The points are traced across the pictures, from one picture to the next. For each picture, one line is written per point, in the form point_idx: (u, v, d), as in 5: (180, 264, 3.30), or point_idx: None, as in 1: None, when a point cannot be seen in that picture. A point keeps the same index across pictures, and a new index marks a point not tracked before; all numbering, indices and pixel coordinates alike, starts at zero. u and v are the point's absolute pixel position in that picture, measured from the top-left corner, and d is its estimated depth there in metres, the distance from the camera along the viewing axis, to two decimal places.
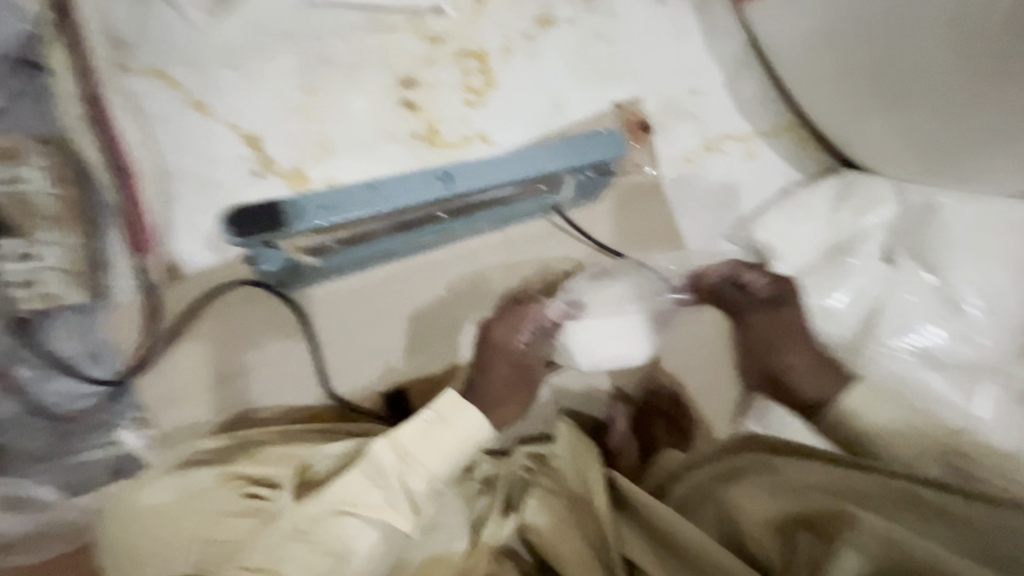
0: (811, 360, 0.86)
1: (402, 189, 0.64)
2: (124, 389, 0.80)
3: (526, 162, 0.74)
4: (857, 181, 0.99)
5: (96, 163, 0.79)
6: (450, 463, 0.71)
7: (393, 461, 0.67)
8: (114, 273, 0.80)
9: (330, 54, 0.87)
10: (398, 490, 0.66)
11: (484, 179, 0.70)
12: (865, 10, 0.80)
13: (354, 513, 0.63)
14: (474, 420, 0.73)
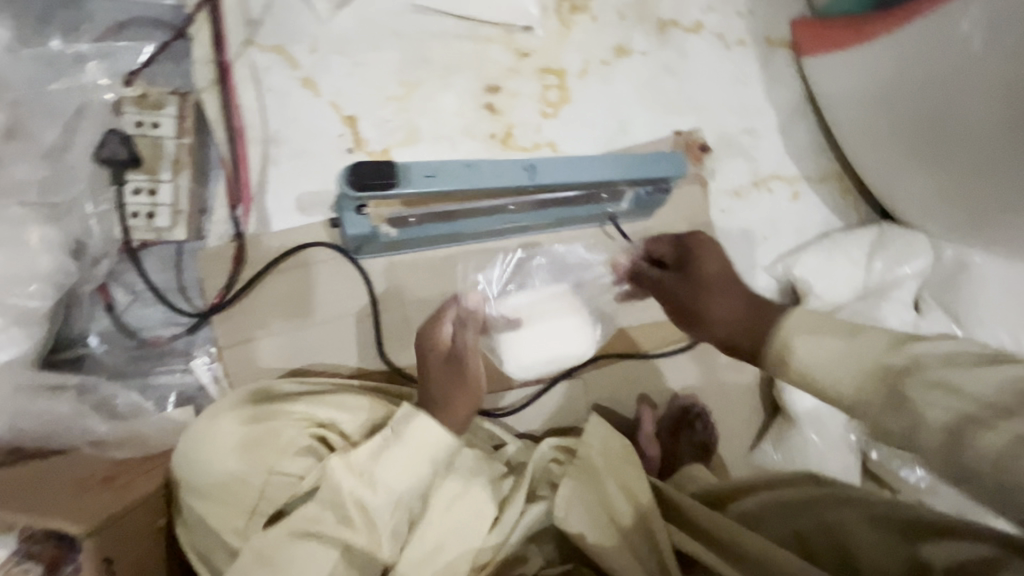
0: (734, 305, 0.68)
1: (494, 173, 0.72)
2: (204, 323, 0.88)
3: (601, 167, 0.81)
4: (894, 233, 1.05)
5: (215, 120, 0.89)
6: (410, 475, 0.69)
7: (354, 489, 0.66)
8: (211, 220, 0.89)
9: (429, 55, 0.98)
10: (354, 511, 0.66)
11: (565, 177, 0.77)
12: (920, 67, 0.89)
13: (314, 535, 0.65)
14: (426, 427, 0.70)
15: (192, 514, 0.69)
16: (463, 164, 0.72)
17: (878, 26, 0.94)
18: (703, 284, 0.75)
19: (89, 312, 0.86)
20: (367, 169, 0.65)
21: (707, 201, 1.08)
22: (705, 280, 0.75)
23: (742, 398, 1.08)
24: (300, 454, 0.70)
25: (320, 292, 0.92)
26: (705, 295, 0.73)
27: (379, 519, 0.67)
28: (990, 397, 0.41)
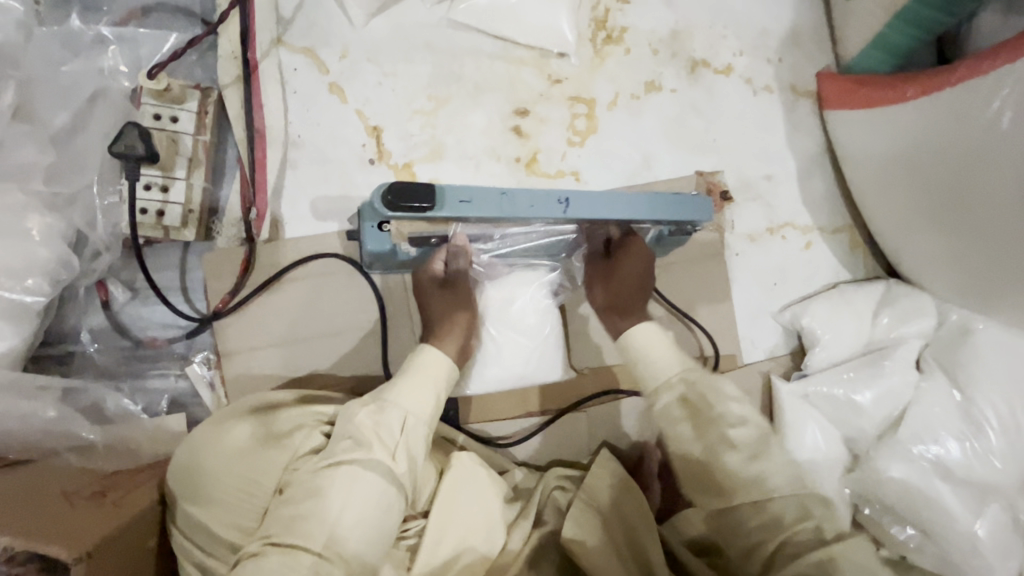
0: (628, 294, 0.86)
1: (528, 205, 0.72)
2: (205, 328, 0.85)
3: (631, 206, 0.80)
4: (901, 290, 1.06)
5: (236, 120, 0.86)
6: (425, 398, 0.72)
7: (363, 414, 0.68)
8: (221, 222, 0.87)
9: (460, 72, 0.96)
10: (371, 434, 0.66)
11: (598, 212, 0.77)
12: (942, 136, 0.89)
13: (345, 464, 0.63)
14: (433, 355, 0.75)
15: (193, 531, 0.65)
16: (500, 193, 0.72)
17: (907, 87, 0.95)
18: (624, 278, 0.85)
19: (84, 307, 0.82)
20: (403, 189, 0.66)
21: (722, 243, 1.09)
22: (613, 267, 0.86)
23: None
24: (300, 434, 0.69)
25: (331, 302, 0.89)
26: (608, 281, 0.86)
27: (394, 441, 0.67)
28: (730, 412, 0.73)
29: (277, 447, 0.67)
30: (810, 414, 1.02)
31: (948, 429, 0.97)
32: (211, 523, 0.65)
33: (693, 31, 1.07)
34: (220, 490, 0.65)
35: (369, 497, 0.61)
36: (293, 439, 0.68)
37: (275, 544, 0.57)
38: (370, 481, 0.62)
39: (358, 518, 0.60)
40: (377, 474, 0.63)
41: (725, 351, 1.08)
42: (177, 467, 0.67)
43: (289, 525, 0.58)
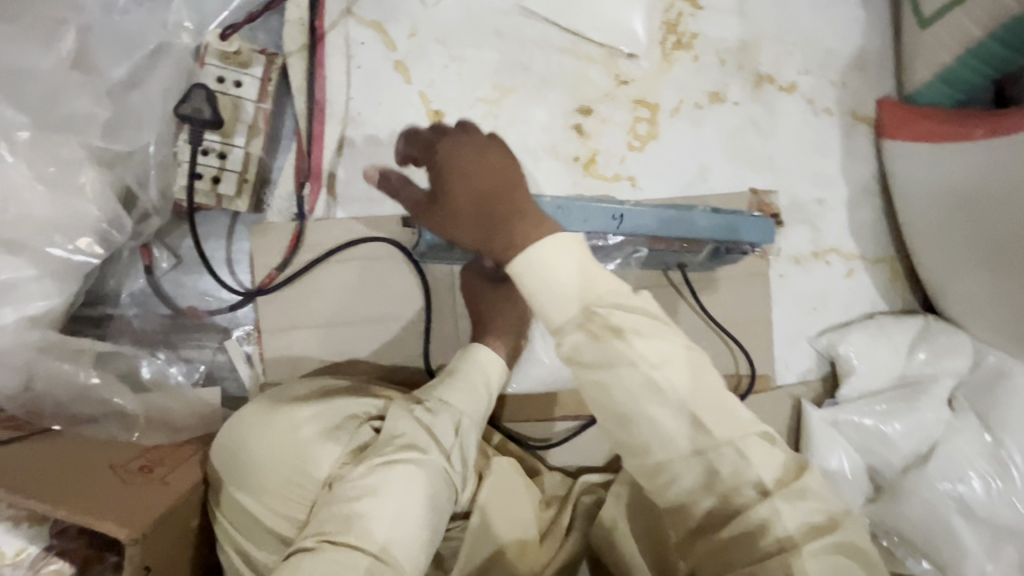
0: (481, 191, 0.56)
1: (581, 220, 0.73)
2: (248, 303, 0.82)
3: (684, 226, 0.80)
4: (940, 327, 1.07)
5: (297, 91, 0.83)
6: (475, 400, 0.71)
7: (417, 412, 0.66)
8: (273, 194, 0.83)
9: (529, 63, 0.93)
10: (422, 434, 0.64)
11: (648, 230, 0.77)
12: (1003, 182, 0.88)
13: (402, 462, 0.61)
14: (485, 355, 0.75)
15: (239, 513, 0.64)
16: (554, 204, 0.72)
17: (982, 124, 0.92)
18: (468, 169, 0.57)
19: (126, 269, 0.79)
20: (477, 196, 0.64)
21: (768, 265, 1.07)
22: (491, 144, 0.58)
23: None
24: (351, 427, 0.68)
25: (377, 287, 0.86)
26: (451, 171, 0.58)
27: (448, 443, 0.65)
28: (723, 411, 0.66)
29: (328, 439, 0.66)
30: (838, 441, 1.03)
31: (975, 467, 0.98)
32: (257, 510, 0.63)
33: (763, 45, 1.05)
34: (270, 478, 0.63)
35: (424, 498, 0.59)
36: (343, 432, 0.67)
37: (332, 541, 0.55)
38: (426, 482, 0.61)
39: (415, 517, 0.58)
40: (432, 475, 0.61)
41: (760, 370, 1.07)
42: (218, 457, 0.65)
43: (342, 523, 0.56)
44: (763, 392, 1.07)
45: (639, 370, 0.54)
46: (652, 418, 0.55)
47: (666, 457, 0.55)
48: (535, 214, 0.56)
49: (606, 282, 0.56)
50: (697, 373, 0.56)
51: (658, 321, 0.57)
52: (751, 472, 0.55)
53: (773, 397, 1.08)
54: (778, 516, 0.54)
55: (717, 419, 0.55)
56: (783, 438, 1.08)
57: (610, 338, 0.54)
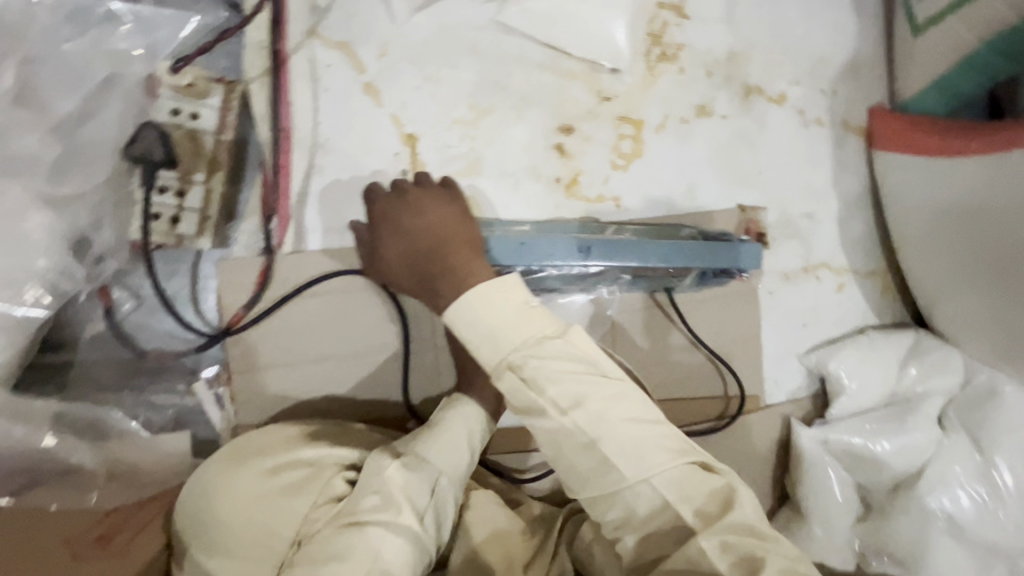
0: (409, 254, 0.70)
1: (548, 255, 0.77)
2: (215, 344, 0.79)
3: (657, 254, 0.81)
4: (931, 343, 1.05)
5: (260, 119, 0.79)
6: (457, 457, 0.67)
7: (393, 469, 0.63)
8: (240, 229, 0.79)
9: (506, 81, 0.89)
10: (397, 491, 0.62)
11: (620, 259, 0.80)
12: (997, 199, 0.85)
13: (375, 524, 0.58)
14: (468, 409, 0.72)
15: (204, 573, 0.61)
16: (518, 242, 0.76)
17: (972, 139, 0.89)
18: (402, 237, 0.71)
19: (84, 314, 0.75)
20: (435, 257, 0.68)
21: (756, 282, 1.04)
22: (416, 200, 0.73)
23: (757, 482, 1.06)
24: (322, 478, 0.65)
25: (353, 322, 0.83)
26: (389, 238, 0.72)
27: (423, 504, 0.62)
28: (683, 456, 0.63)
29: (298, 493, 0.63)
30: (828, 462, 1.01)
31: (964, 485, 0.97)
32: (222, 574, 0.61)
33: (752, 54, 1.01)
34: (237, 539, 0.61)
35: (393, 565, 0.56)
36: (314, 484, 0.64)
37: None
38: (395, 548, 0.57)
39: None
40: (402, 540, 0.58)
41: (749, 391, 1.05)
42: (186, 511, 0.64)
43: None
44: (752, 413, 1.04)
45: (550, 418, 0.57)
46: (571, 463, 0.57)
47: (592, 497, 0.57)
48: (458, 272, 0.66)
49: (521, 330, 0.59)
50: (606, 413, 0.56)
51: (581, 365, 0.58)
52: (670, 512, 0.54)
53: (762, 417, 1.06)
54: (706, 557, 0.51)
55: (631, 459, 0.55)
56: (771, 457, 1.07)
57: (524, 387, 0.57)
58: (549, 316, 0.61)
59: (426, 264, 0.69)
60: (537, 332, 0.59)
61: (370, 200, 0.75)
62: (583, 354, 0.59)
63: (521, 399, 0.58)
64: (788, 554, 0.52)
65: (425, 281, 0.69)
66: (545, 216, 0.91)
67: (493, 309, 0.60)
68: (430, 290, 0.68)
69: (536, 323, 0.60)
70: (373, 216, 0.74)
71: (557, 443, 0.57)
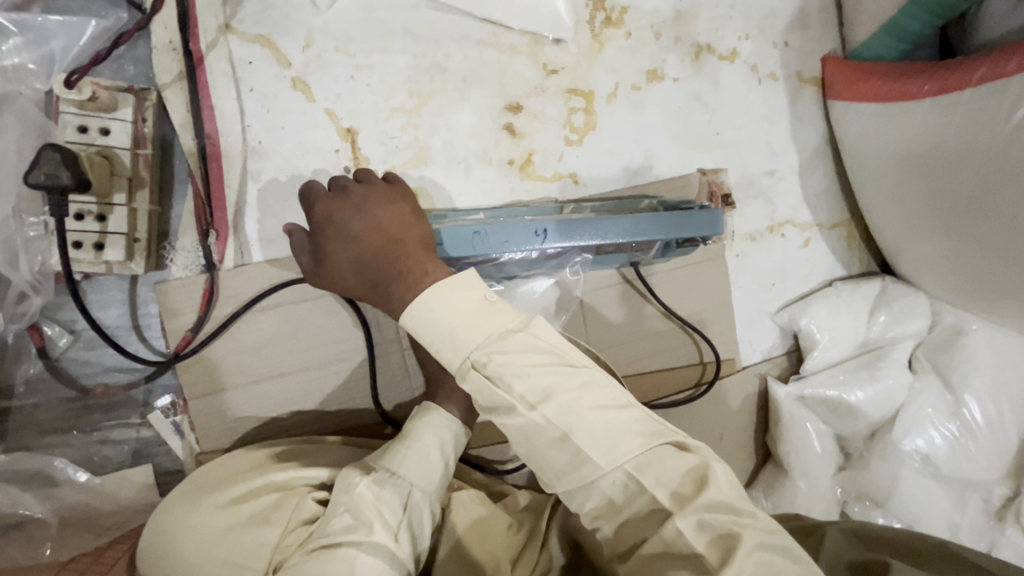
0: (354, 258, 0.65)
1: (504, 242, 0.73)
2: (164, 371, 0.75)
3: (618, 230, 0.79)
4: (897, 289, 1.06)
5: (182, 127, 0.74)
6: (429, 466, 0.67)
7: (364, 485, 0.62)
8: (175, 248, 0.75)
9: (445, 63, 0.84)
10: (369, 509, 0.60)
11: (579, 239, 0.77)
12: (957, 146, 0.84)
13: (351, 543, 0.57)
14: (441, 416, 0.72)
15: None
16: (472, 231, 0.73)
17: (928, 81, 0.87)
18: (344, 239, 0.65)
19: (18, 355, 0.71)
20: (385, 259, 0.64)
21: (723, 246, 1.03)
22: (360, 197, 0.67)
23: (737, 443, 1.07)
24: (292, 503, 0.62)
25: (310, 334, 0.79)
26: (331, 240, 0.66)
27: (396, 519, 0.61)
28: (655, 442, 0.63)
29: (268, 521, 0.61)
30: (804, 415, 1.02)
31: (937, 424, 1.00)
32: None
33: (698, 12, 0.98)
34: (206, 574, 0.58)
35: None
36: (283, 511, 0.62)
37: None
38: (369, 567, 0.56)
39: None
40: (378, 557, 0.57)
41: (724, 355, 1.05)
42: (153, 550, 0.61)
43: None
44: (728, 376, 1.05)
45: (518, 415, 0.54)
46: (543, 458, 0.54)
47: (569, 490, 0.55)
48: (414, 273, 0.62)
49: (482, 327, 0.56)
50: (576, 403, 0.54)
51: (546, 357, 0.55)
52: (646, 497, 0.52)
53: (739, 380, 1.06)
54: (683, 538, 0.49)
55: (604, 447, 0.53)
56: (751, 417, 1.07)
57: (489, 384, 0.54)
58: (510, 308, 0.58)
59: (374, 267, 0.64)
60: (500, 328, 0.56)
61: (308, 200, 0.69)
62: (549, 345, 0.56)
63: (487, 398, 0.55)
64: (767, 527, 0.51)
65: (375, 285, 0.64)
66: (502, 201, 0.88)
67: (459, 307, 0.57)
68: (382, 295, 0.64)
69: (497, 318, 0.57)
70: (311, 219, 0.68)
71: (528, 439, 0.54)
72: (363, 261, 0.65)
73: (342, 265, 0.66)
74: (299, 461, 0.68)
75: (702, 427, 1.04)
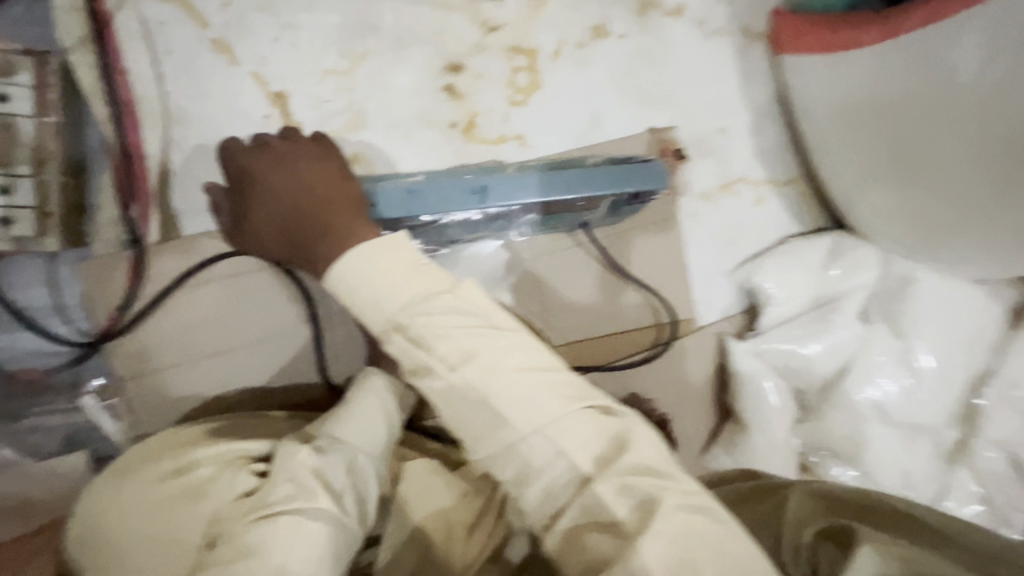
0: (278, 216, 0.65)
1: (440, 201, 0.72)
2: (93, 352, 0.71)
3: (561, 187, 0.77)
4: (850, 242, 1.07)
5: (93, 93, 0.69)
6: (372, 431, 0.66)
7: (305, 453, 0.61)
8: (96, 222, 0.71)
9: (377, 22, 0.81)
10: (312, 477, 0.59)
11: (518, 197, 0.75)
12: (908, 92, 0.83)
13: (293, 510, 0.56)
14: (379, 382, 0.71)
15: None
16: (407, 191, 0.72)
17: (869, 29, 0.87)
18: (265, 194, 0.65)
19: None
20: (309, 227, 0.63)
21: (676, 203, 1.03)
22: (282, 152, 0.66)
23: (696, 404, 1.07)
24: (228, 476, 0.61)
25: (247, 308, 0.76)
26: (252, 199, 0.66)
27: (341, 483, 0.60)
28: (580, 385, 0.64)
29: (201, 495, 0.59)
30: (764, 371, 1.03)
31: (887, 373, 1.02)
32: None
33: None
34: (137, 554, 0.56)
35: (314, 549, 0.54)
36: (217, 485, 0.60)
37: None
38: (313, 534, 0.55)
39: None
40: (322, 522, 0.56)
41: (681, 315, 1.05)
42: (83, 535, 0.59)
43: None
44: (684, 336, 1.05)
45: (439, 377, 0.54)
46: (465, 423, 0.54)
47: (491, 454, 0.53)
48: (338, 235, 0.60)
49: (409, 287, 0.55)
50: (498, 365, 0.53)
51: (470, 319, 0.54)
52: (564, 461, 0.52)
53: (696, 340, 1.07)
54: (602, 501, 0.50)
55: (523, 410, 0.52)
56: (711, 376, 1.08)
57: (412, 347, 0.54)
58: (439, 269, 0.57)
59: (298, 227, 0.63)
60: (427, 290, 0.55)
61: (225, 153, 0.67)
62: (478, 310, 0.55)
63: (410, 359, 0.55)
64: (686, 489, 0.51)
65: (303, 247, 0.63)
66: (446, 164, 0.85)
67: (382, 265, 0.56)
68: (308, 257, 0.63)
69: (423, 280, 0.56)
70: (232, 173, 0.67)
71: (450, 404, 0.54)
72: (287, 225, 0.65)
73: (268, 225, 0.66)
74: (237, 437, 0.66)
75: (660, 389, 1.05)
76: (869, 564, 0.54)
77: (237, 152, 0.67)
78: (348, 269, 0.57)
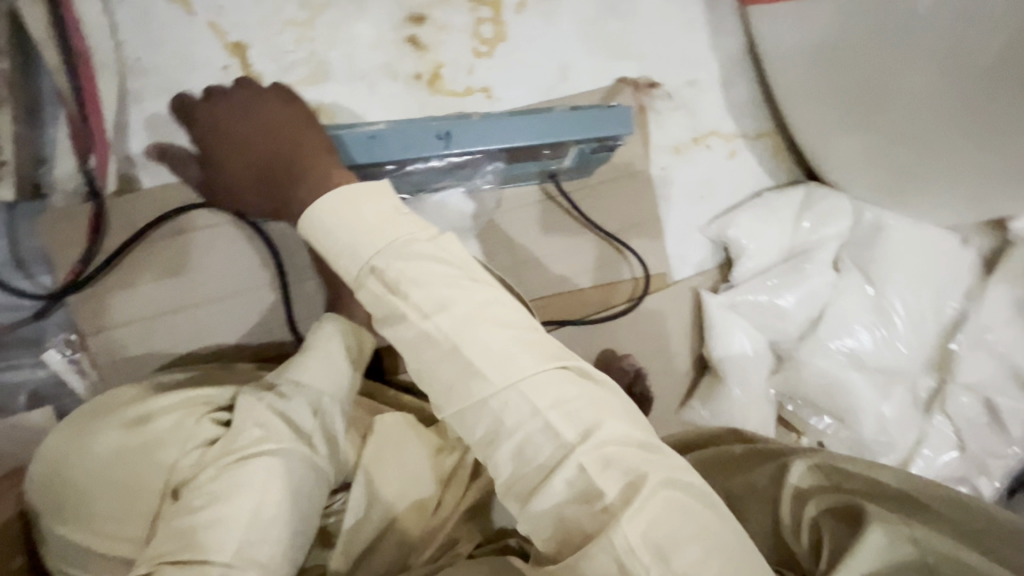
0: (252, 161, 0.66)
1: (402, 145, 0.71)
2: (57, 304, 0.71)
3: (527, 133, 0.76)
4: (821, 193, 1.07)
5: (43, 41, 0.67)
6: (334, 373, 0.67)
7: (267, 399, 0.61)
8: (52, 173, 0.70)
9: None
10: (279, 422, 0.59)
11: (484, 141, 0.74)
12: (869, 36, 0.81)
13: (262, 453, 0.56)
14: (332, 326, 0.71)
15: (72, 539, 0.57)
16: (368, 135, 0.71)
17: None
18: (237, 140, 0.66)
19: None
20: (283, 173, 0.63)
21: (647, 156, 1.03)
22: (246, 99, 0.68)
23: (674, 359, 1.07)
24: (189, 425, 0.60)
25: (209, 263, 0.76)
26: (223, 147, 0.67)
27: (309, 426, 0.61)
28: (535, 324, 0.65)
29: (158, 445, 0.58)
30: (737, 323, 1.03)
31: (861, 322, 1.03)
32: (91, 542, 0.57)
33: None
34: (99, 503, 0.56)
35: (285, 490, 0.55)
36: (176, 435, 0.59)
37: (172, 562, 0.50)
38: (283, 474, 0.56)
39: (275, 517, 0.53)
40: (292, 463, 0.57)
41: (655, 270, 1.05)
42: (41, 489, 0.59)
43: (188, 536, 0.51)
44: (657, 291, 1.05)
45: (412, 325, 0.50)
46: (433, 374, 0.50)
47: (458, 411, 0.49)
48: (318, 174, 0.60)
49: (386, 232, 0.54)
50: (476, 317, 0.50)
51: (451, 269, 0.52)
52: (541, 420, 0.47)
53: (671, 295, 1.07)
54: (586, 475, 0.45)
55: (499, 364, 0.48)
56: (688, 332, 1.08)
57: (387, 294, 0.52)
58: (421, 221, 0.56)
59: (278, 168, 0.64)
60: (406, 235, 0.54)
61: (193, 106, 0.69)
62: (456, 261, 0.53)
63: (383, 307, 0.52)
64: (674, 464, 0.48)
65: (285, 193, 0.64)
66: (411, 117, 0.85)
67: (356, 211, 0.55)
68: (290, 199, 0.63)
69: (405, 228, 0.54)
70: (202, 127, 0.69)
71: (417, 352, 0.50)
72: (265, 171, 0.65)
73: (247, 173, 0.67)
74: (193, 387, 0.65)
75: (636, 345, 1.05)
76: (880, 544, 0.49)
77: (203, 106, 0.69)
78: (324, 216, 0.55)
